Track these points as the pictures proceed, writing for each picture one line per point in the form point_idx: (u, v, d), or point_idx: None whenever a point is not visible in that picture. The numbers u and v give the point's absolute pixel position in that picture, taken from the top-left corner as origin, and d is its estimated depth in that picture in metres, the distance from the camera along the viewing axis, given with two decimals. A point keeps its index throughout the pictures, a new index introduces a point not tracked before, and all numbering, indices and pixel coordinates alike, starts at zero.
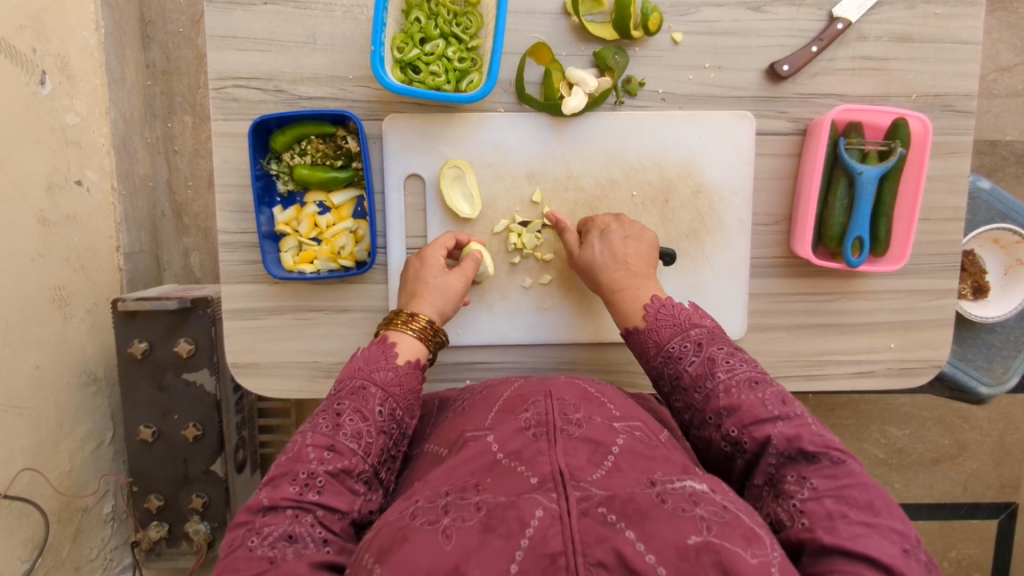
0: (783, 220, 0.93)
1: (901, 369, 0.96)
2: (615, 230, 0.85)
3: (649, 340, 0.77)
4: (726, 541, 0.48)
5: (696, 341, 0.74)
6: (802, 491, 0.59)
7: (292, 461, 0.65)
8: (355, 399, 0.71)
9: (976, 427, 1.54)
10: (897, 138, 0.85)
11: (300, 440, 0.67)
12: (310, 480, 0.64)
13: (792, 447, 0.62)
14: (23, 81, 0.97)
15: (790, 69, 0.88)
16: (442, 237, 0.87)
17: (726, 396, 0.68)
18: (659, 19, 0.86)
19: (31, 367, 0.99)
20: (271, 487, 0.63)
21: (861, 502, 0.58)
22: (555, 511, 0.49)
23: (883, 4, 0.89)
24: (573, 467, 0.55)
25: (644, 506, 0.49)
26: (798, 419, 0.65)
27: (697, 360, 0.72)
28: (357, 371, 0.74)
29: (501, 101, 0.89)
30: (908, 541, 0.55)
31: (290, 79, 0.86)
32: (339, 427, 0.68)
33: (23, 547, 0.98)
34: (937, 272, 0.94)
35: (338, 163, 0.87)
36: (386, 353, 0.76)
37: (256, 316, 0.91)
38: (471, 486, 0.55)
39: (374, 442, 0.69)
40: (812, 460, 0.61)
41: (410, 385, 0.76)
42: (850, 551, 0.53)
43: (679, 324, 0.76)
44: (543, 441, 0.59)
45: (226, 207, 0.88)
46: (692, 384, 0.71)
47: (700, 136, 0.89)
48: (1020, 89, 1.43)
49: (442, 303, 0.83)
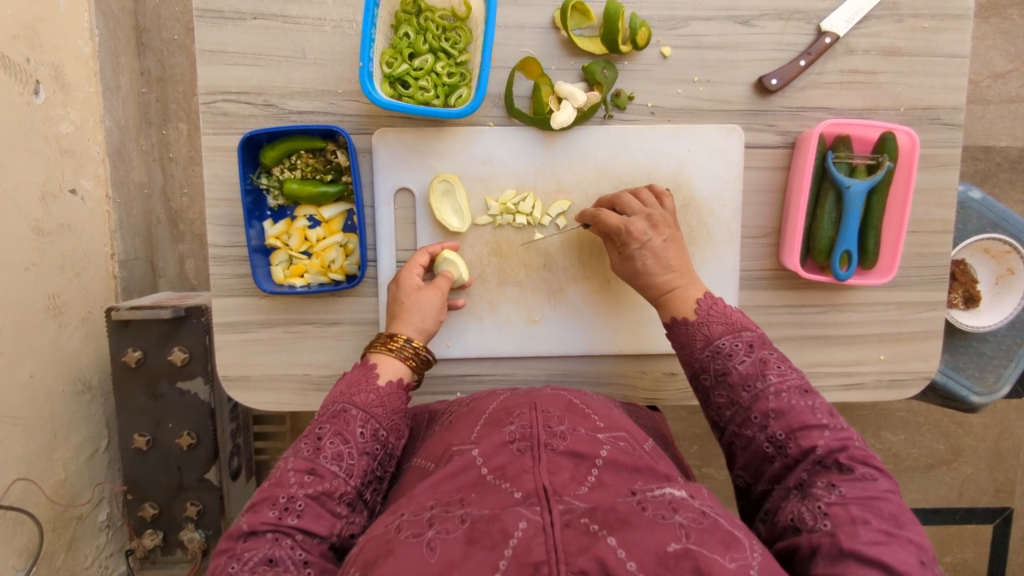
0: (772, 233, 0.93)
1: (891, 380, 0.96)
2: (654, 239, 0.83)
3: (697, 333, 0.78)
4: (704, 548, 0.48)
5: (748, 342, 0.75)
6: (830, 496, 0.60)
7: (274, 486, 0.66)
8: (337, 423, 0.71)
9: (971, 432, 1.55)
10: (884, 152, 0.86)
11: (281, 465, 0.68)
12: (289, 504, 0.64)
13: (832, 458, 0.64)
14: (16, 91, 0.97)
15: (778, 83, 0.88)
16: (415, 256, 0.87)
17: (777, 399, 0.69)
18: (647, 34, 0.86)
19: (25, 376, 0.99)
20: (251, 513, 0.64)
21: (886, 513, 0.58)
22: (538, 523, 0.49)
23: (871, 17, 0.89)
24: (556, 483, 0.55)
25: (625, 515, 0.50)
26: (845, 432, 0.66)
27: (748, 360, 0.73)
28: (339, 396, 0.75)
29: (490, 115, 0.90)
30: (925, 556, 0.56)
31: (280, 94, 0.87)
32: (320, 450, 0.69)
33: (17, 556, 0.98)
34: (925, 284, 0.94)
35: (328, 177, 0.87)
36: (368, 376, 0.77)
37: (247, 329, 0.91)
38: (456, 500, 0.55)
39: (356, 464, 0.70)
40: (848, 471, 0.63)
41: (394, 406, 0.76)
42: (866, 555, 0.54)
43: (731, 324, 0.77)
44: (527, 456, 0.59)
45: (216, 221, 0.89)
46: (741, 382, 0.72)
47: (689, 149, 0.90)
48: (1013, 95, 1.43)
49: (423, 321, 0.83)
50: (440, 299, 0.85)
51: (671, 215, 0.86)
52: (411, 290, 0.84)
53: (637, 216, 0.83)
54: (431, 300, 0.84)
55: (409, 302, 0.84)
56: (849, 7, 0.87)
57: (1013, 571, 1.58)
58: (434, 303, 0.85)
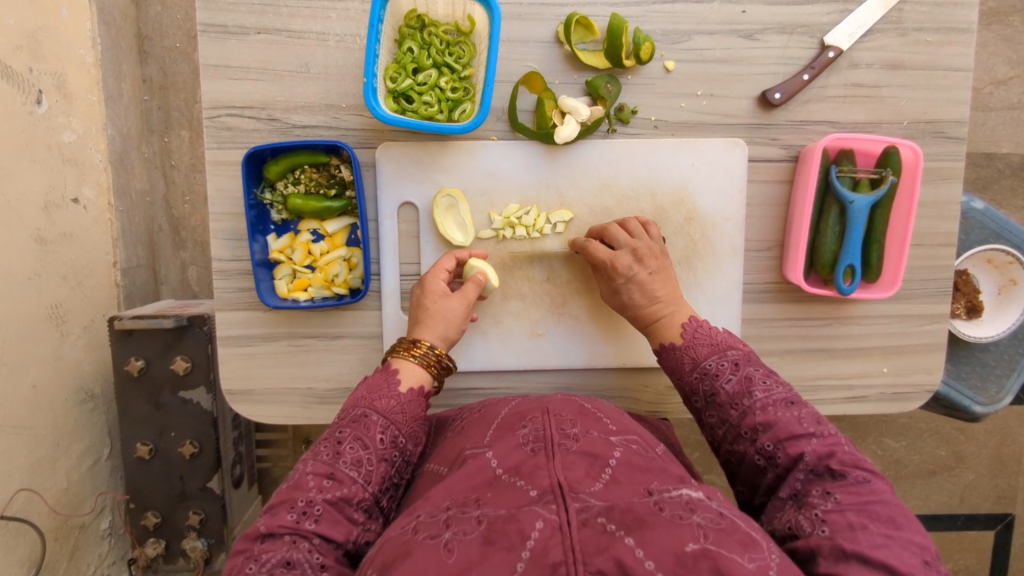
0: (775, 246, 0.93)
1: (894, 394, 0.96)
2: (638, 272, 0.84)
3: (685, 356, 0.80)
4: (722, 548, 0.48)
5: (732, 360, 0.76)
6: (825, 503, 0.60)
7: (292, 489, 0.66)
8: (357, 428, 0.72)
9: (973, 438, 1.55)
10: (888, 166, 0.86)
11: (300, 468, 0.68)
12: (308, 508, 0.64)
13: (823, 464, 0.65)
14: (19, 101, 0.97)
15: (781, 97, 0.88)
16: (442, 260, 0.87)
17: (764, 413, 0.70)
18: (651, 48, 0.86)
19: (28, 386, 1.00)
20: (269, 515, 0.64)
21: (883, 517, 0.58)
22: (555, 523, 0.49)
23: (874, 31, 0.89)
24: (571, 480, 0.55)
25: (642, 515, 0.50)
26: (833, 439, 0.67)
27: (734, 378, 0.74)
28: (359, 400, 0.75)
29: (494, 129, 0.90)
30: (929, 555, 0.56)
31: (283, 108, 0.87)
32: (339, 455, 0.69)
33: (20, 566, 0.98)
34: (929, 297, 0.94)
35: (332, 191, 0.88)
36: (390, 381, 0.77)
37: (250, 343, 0.91)
38: (472, 501, 0.55)
39: (374, 470, 0.70)
40: (841, 477, 0.63)
41: (413, 413, 0.76)
42: (869, 557, 0.54)
43: (715, 344, 0.79)
44: (541, 455, 0.59)
45: (220, 235, 0.89)
46: (729, 401, 0.73)
47: (693, 163, 0.90)
48: (1014, 102, 1.43)
49: (446, 329, 0.84)
50: (467, 308, 0.85)
51: (659, 243, 0.86)
52: (437, 297, 0.84)
53: (624, 250, 0.84)
54: (457, 308, 0.84)
55: (435, 308, 0.83)
56: (852, 20, 0.87)
57: None
58: (459, 311, 0.84)
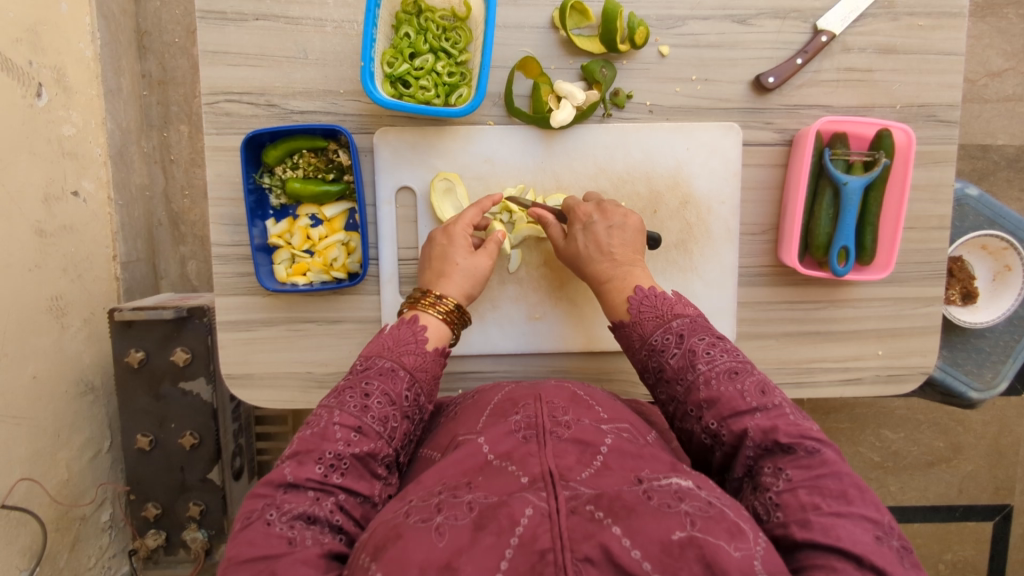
0: (770, 230, 0.94)
1: (889, 376, 0.97)
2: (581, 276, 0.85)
3: (633, 333, 0.79)
4: (709, 535, 0.48)
5: (677, 333, 0.75)
6: (777, 483, 0.60)
7: (318, 438, 0.66)
8: (384, 381, 0.72)
9: (971, 429, 1.55)
10: (881, 148, 0.86)
11: (325, 417, 0.68)
12: (335, 462, 0.65)
13: (769, 439, 0.63)
14: (19, 94, 0.98)
15: (775, 81, 0.89)
16: (467, 214, 0.86)
17: (708, 389, 0.69)
18: (645, 33, 0.87)
19: (29, 377, 1.00)
20: (295, 463, 0.64)
21: (834, 492, 0.58)
22: (544, 510, 0.50)
23: (867, 16, 0.90)
24: (562, 467, 0.56)
25: (630, 503, 0.50)
26: (777, 411, 0.65)
27: (679, 353, 0.73)
28: (386, 351, 0.75)
29: (490, 114, 0.91)
30: (881, 531, 0.56)
31: (282, 94, 0.88)
32: (367, 409, 0.69)
33: (21, 556, 0.99)
34: (923, 280, 0.95)
35: (330, 176, 0.88)
36: (416, 336, 0.78)
37: (250, 328, 0.92)
38: (463, 485, 0.56)
39: (398, 426, 0.71)
40: (789, 451, 0.62)
41: (434, 371, 0.78)
42: (822, 542, 0.54)
43: (661, 316, 0.77)
44: (532, 442, 0.60)
45: (220, 220, 0.90)
46: (675, 377, 0.72)
47: (687, 148, 0.91)
48: (1009, 94, 1.44)
49: (470, 286, 0.84)
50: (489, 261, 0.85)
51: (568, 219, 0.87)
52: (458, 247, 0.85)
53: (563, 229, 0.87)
54: (481, 260, 0.85)
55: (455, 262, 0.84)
56: (845, 5, 0.88)
57: (1013, 569, 1.58)
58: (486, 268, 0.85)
